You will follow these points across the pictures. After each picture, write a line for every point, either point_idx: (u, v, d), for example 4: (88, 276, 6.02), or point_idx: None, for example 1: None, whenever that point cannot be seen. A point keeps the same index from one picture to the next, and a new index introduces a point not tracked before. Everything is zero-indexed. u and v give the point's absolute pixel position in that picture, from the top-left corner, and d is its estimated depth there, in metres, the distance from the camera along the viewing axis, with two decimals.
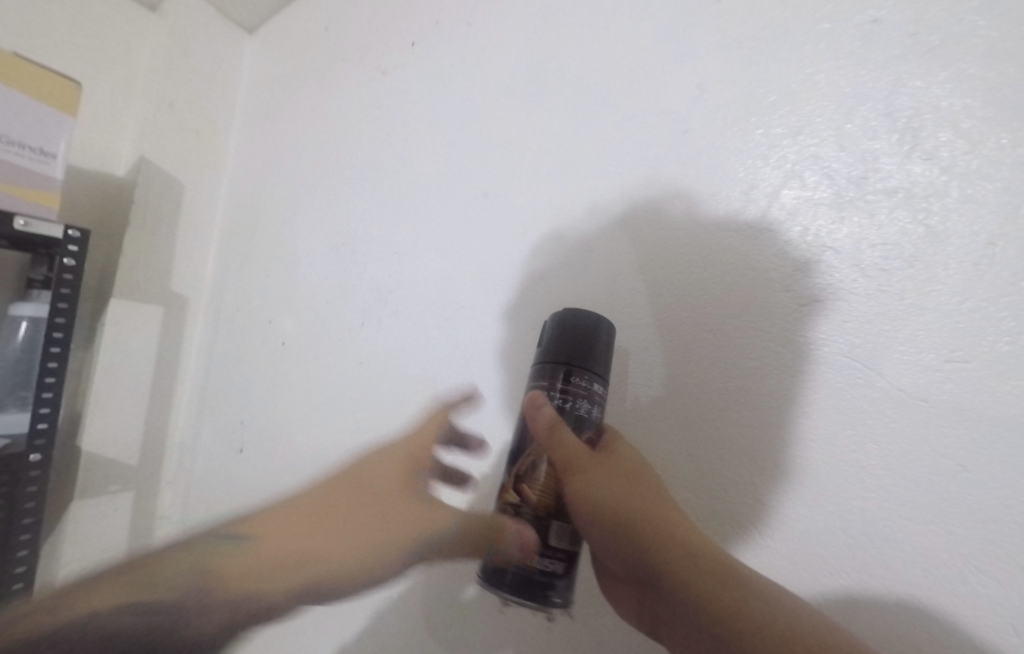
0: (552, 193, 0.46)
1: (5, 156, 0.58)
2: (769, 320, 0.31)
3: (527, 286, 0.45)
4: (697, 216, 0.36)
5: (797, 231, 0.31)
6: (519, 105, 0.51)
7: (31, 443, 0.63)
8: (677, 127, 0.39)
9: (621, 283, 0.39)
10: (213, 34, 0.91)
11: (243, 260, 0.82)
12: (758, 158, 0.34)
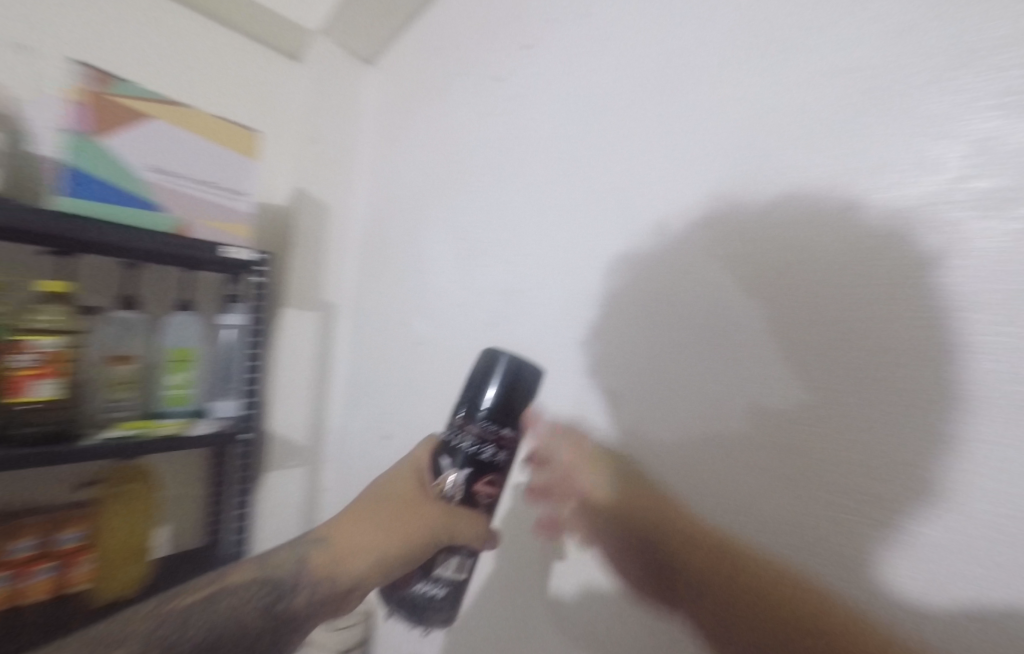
0: (675, 176, 0.41)
1: (214, 198, 0.72)
2: (906, 318, 0.25)
3: (653, 276, 0.41)
4: (860, 188, 0.28)
5: (976, 205, 0.23)
6: (637, 86, 0.46)
7: (243, 425, 0.78)
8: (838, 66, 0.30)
9: (739, 277, 0.35)
10: (343, 68, 1.02)
11: (378, 269, 0.92)
12: (950, 102, 0.25)
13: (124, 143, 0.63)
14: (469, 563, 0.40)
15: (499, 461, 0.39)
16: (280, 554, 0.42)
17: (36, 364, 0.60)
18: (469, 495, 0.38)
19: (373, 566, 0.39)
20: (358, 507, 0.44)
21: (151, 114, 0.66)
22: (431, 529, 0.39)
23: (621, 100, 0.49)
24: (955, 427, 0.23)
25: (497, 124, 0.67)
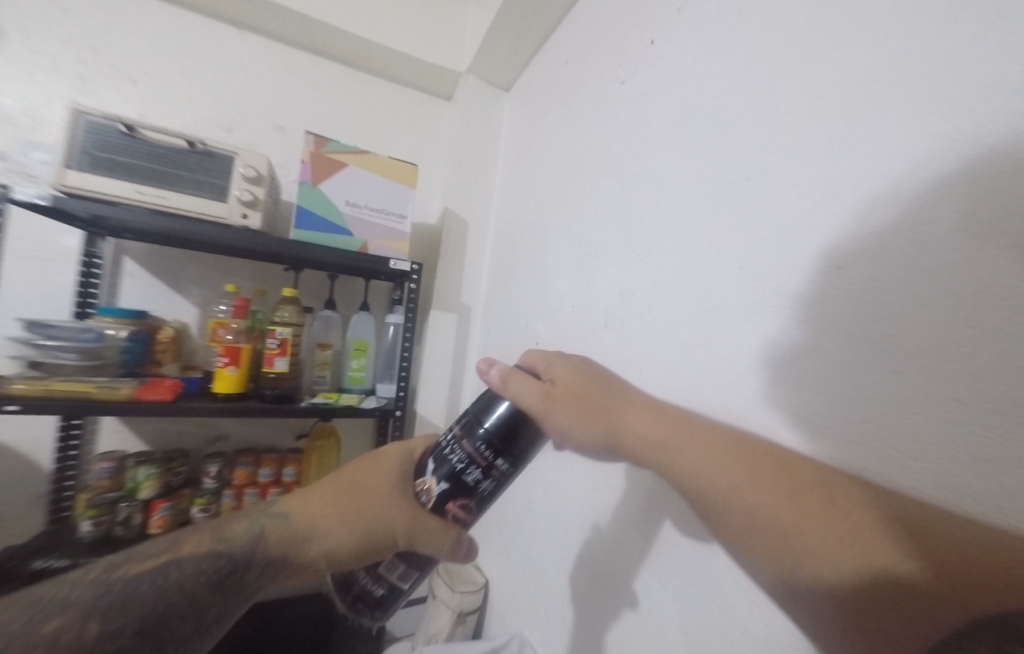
0: (802, 169, 0.39)
1: (386, 223, 0.92)
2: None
3: (781, 272, 0.40)
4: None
5: None
6: (766, 73, 0.44)
7: (396, 402, 0.95)
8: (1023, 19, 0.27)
9: (866, 281, 0.33)
10: (485, 98, 1.17)
11: (508, 274, 1.02)
12: None
13: (332, 188, 0.87)
14: (411, 575, 0.46)
15: (480, 488, 0.42)
16: (239, 529, 0.43)
17: (279, 346, 0.87)
18: (440, 504, 0.43)
19: (329, 546, 0.44)
20: (327, 487, 0.48)
21: (349, 164, 0.88)
22: (395, 529, 0.44)
23: (752, 82, 0.46)
24: None
25: (615, 131, 0.70)
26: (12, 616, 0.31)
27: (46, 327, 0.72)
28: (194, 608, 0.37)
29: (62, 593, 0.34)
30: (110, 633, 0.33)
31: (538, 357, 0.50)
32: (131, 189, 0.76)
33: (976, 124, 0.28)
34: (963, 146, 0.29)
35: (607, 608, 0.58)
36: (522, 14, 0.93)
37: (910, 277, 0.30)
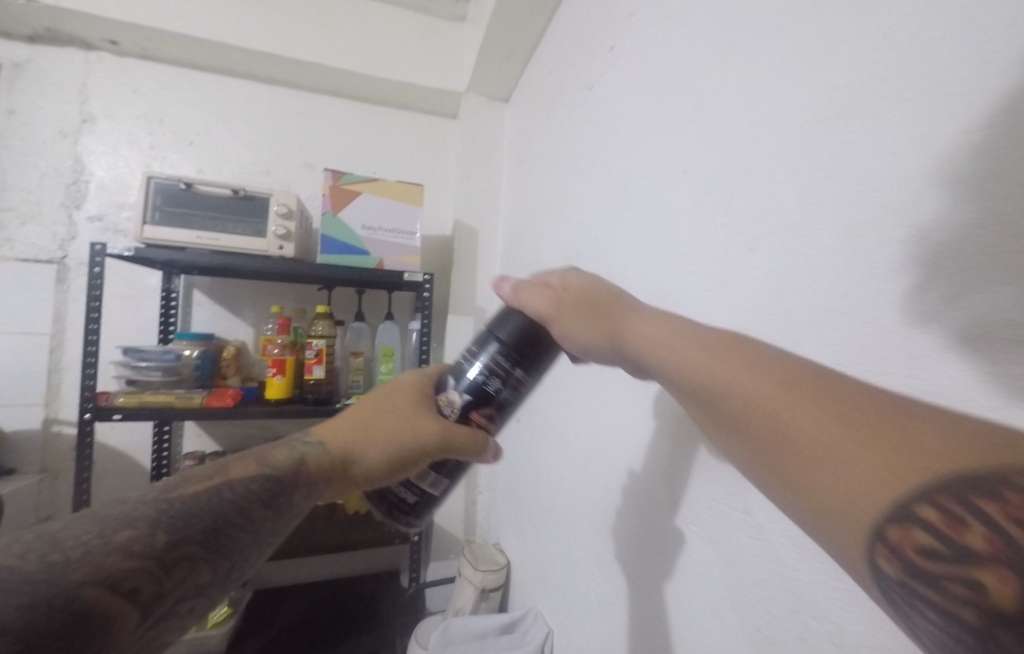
0: (725, 162, 0.42)
1: (400, 240, 1.02)
2: (851, 271, 0.30)
3: (708, 258, 0.44)
4: (872, 152, 0.29)
5: (902, 174, 0.27)
6: (698, 75, 0.48)
7: None
8: (857, 23, 0.30)
9: (756, 264, 0.38)
10: (488, 113, 1.25)
11: (515, 276, 1.09)
12: (917, 78, 0.26)
13: (350, 214, 0.99)
14: (443, 482, 0.44)
15: (500, 396, 0.41)
16: (280, 453, 0.39)
17: (315, 356, 1.00)
18: (464, 415, 0.42)
19: (365, 466, 0.41)
20: (357, 413, 0.44)
21: (363, 192, 1.00)
22: (427, 440, 0.40)
23: (685, 85, 0.50)
24: (887, 357, 0.27)
25: (589, 133, 0.75)
26: (80, 531, 0.28)
27: (138, 351, 0.90)
28: (249, 524, 0.34)
29: (124, 510, 0.30)
30: (177, 545, 0.30)
31: (547, 272, 0.42)
32: (193, 236, 0.92)
33: (827, 119, 0.32)
34: (816, 142, 0.33)
35: (593, 576, 0.62)
36: (507, 33, 1.00)
37: (779, 260, 0.35)
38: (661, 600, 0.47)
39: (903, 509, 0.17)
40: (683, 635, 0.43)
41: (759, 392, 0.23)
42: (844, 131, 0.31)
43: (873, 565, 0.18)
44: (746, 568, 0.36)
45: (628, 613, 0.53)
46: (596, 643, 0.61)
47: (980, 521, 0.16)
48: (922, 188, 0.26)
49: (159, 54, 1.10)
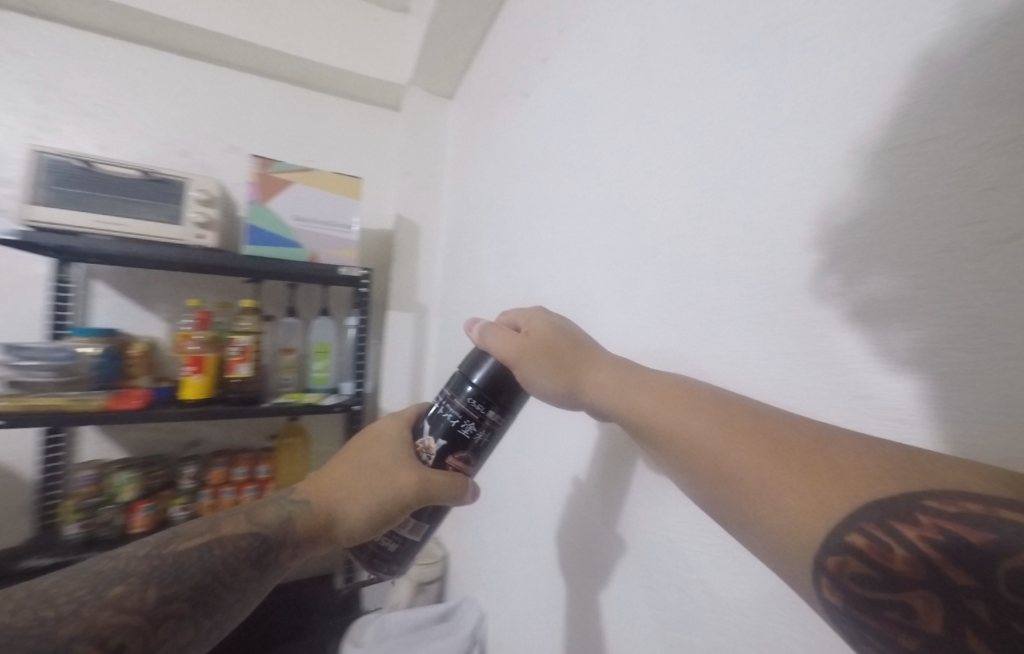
0: (646, 173, 0.47)
1: (334, 234, 0.99)
2: (738, 274, 0.35)
3: (630, 260, 0.48)
4: (758, 172, 0.34)
5: (780, 192, 0.32)
6: (620, 95, 0.52)
7: (355, 398, 1.03)
8: (751, 58, 0.35)
9: (664, 266, 0.43)
10: (430, 108, 1.23)
11: (455, 273, 1.10)
12: (792, 113, 0.31)
13: (280, 204, 0.94)
14: (423, 527, 0.44)
15: (476, 439, 0.40)
16: (268, 513, 0.40)
17: (241, 353, 0.95)
18: (440, 461, 0.41)
19: (347, 523, 0.42)
20: (339, 470, 0.46)
21: (294, 181, 0.95)
22: (403, 490, 0.41)
23: (611, 102, 0.54)
24: (763, 346, 0.33)
25: (529, 135, 0.77)
26: (72, 588, 0.28)
27: (23, 349, 0.81)
28: (238, 582, 0.34)
29: (118, 566, 0.31)
30: (164, 604, 0.30)
31: (518, 312, 0.43)
32: (93, 218, 0.83)
33: (726, 143, 0.37)
34: (716, 161, 0.38)
35: (528, 560, 0.65)
36: (450, 30, 1.00)
37: (683, 262, 0.41)
38: (587, 574, 0.51)
39: (840, 543, 0.19)
40: (606, 605, 0.47)
41: (711, 437, 0.26)
42: (738, 153, 0.36)
43: (822, 597, 0.20)
44: (655, 537, 0.41)
45: (559, 591, 0.56)
46: (530, 624, 0.64)
47: (899, 545, 0.17)
48: (791, 207, 0.31)
49: (50, 11, 0.97)
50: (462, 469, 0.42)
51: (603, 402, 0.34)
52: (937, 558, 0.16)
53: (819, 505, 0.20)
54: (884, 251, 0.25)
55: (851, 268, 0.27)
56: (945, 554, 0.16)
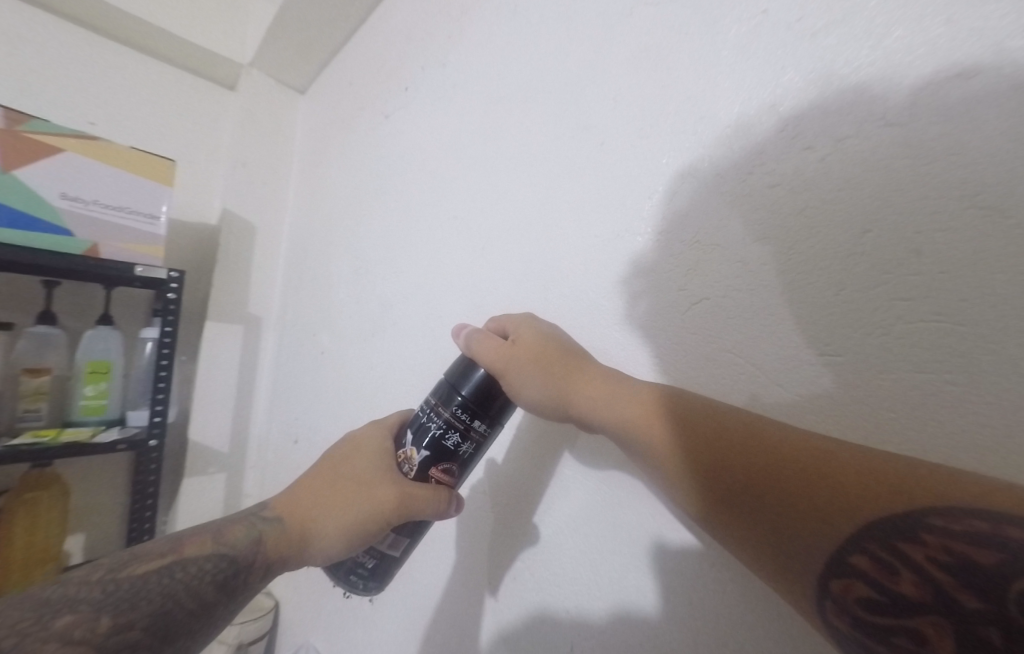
0: (512, 216, 0.52)
1: (127, 223, 0.77)
2: (573, 315, 0.42)
3: (494, 292, 0.52)
4: (592, 233, 0.42)
5: (603, 254, 0.41)
6: (485, 142, 0.57)
7: (150, 430, 0.82)
8: (595, 140, 0.44)
9: (517, 301, 0.48)
10: (274, 97, 1.09)
11: (299, 283, 0.98)
12: (616, 192, 0.40)
13: (35, 175, 0.68)
14: (404, 541, 0.40)
15: (461, 451, 0.37)
16: (243, 529, 0.36)
17: None
18: (419, 474, 0.38)
19: (322, 542, 0.37)
20: (315, 484, 0.41)
21: (66, 149, 0.72)
22: (380, 505, 0.37)
23: (477, 146, 0.59)
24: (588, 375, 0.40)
25: (393, 153, 0.76)
26: (13, 615, 0.25)
27: None
28: (201, 611, 0.31)
29: (68, 591, 0.28)
30: (117, 635, 0.26)
31: (507, 318, 0.41)
32: None
33: (570, 204, 0.45)
34: (562, 218, 0.46)
35: (386, 594, 0.62)
36: (306, 21, 0.92)
37: (534, 300, 0.47)
38: (455, 596, 0.52)
39: (847, 565, 0.20)
40: (476, 622, 0.49)
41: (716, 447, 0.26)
42: (578, 215, 0.44)
43: (827, 622, 0.21)
44: (525, 545, 0.45)
45: (425, 619, 0.56)
46: None
47: (908, 571, 0.18)
48: (607, 268, 0.40)
49: None
50: (445, 483, 0.38)
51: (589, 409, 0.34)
52: (946, 582, 0.17)
53: (829, 524, 0.21)
54: (667, 304, 0.35)
55: (650, 316, 0.36)
56: (957, 576, 0.17)
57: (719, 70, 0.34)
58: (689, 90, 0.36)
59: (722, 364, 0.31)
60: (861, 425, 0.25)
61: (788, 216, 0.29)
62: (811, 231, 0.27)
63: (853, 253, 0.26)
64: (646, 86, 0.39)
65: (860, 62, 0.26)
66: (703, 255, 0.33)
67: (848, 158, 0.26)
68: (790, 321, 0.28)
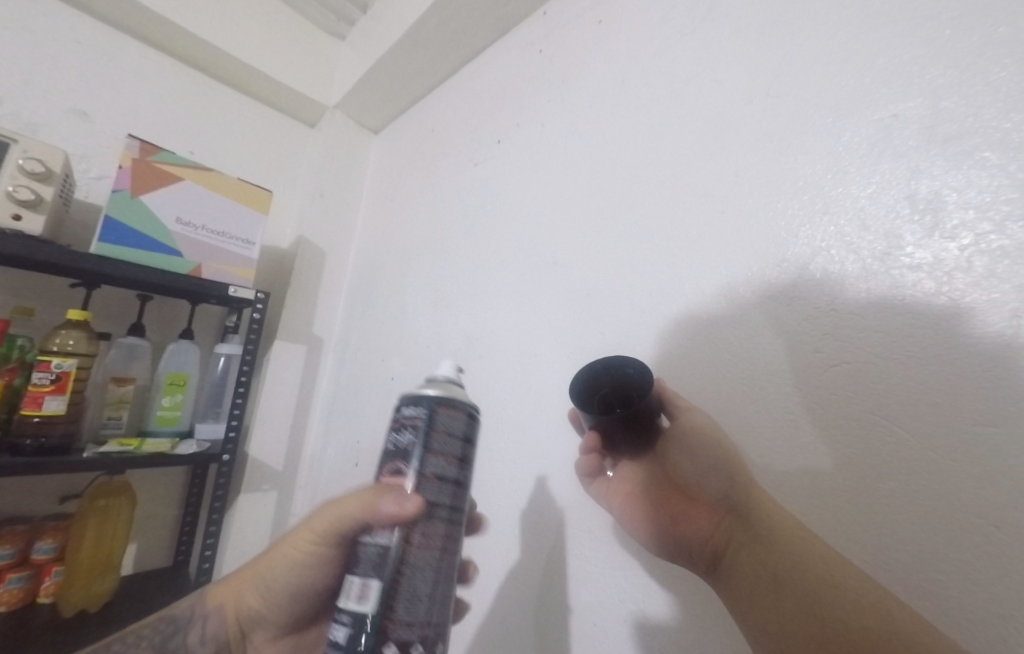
0: (620, 269, 0.57)
1: (227, 246, 0.83)
2: (695, 365, 0.46)
3: (600, 333, 0.56)
4: (719, 290, 0.46)
5: (730, 309, 0.45)
6: (589, 198, 0.64)
7: (225, 445, 0.85)
8: (714, 208, 0.50)
9: (631, 344, 0.53)
10: (353, 136, 1.18)
11: (365, 309, 1.03)
12: (746, 257, 0.45)
13: (158, 200, 0.75)
14: (371, 585, 0.28)
15: (403, 442, 0.31)
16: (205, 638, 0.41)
17: (54, 383, 0.68)
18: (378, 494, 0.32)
19: (285, 586, 0.40)
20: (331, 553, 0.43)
21: (185, 177, 0.78)
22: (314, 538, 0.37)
23: (578, 201, 0.65)
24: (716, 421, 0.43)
25: (481, 199, 0.82)
26: None
27: None
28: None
29: None
30: None
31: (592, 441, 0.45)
32: None
33: (690, 262, 0.50)
34: (681, 274, 0.50)
35: (458, 630, 0.62)
36: (396, 73, 1.01)
37: (650, 345, 0.51)
38: (544, 639, 0.51)
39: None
40: None
41: (756, 547, 0.33)
42: (700, 272, 0.49)
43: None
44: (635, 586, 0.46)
45: None
46: None
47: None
48: (736, 324, 0.44)
49: None
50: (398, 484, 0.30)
51: (657, 491, 0.41)
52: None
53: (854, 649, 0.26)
54: (796, 365, 0.39)
55: (781, 372, 0.40)
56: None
57: (848, 163, 0.40)
58: (818, 179, 0.42)
59: (860, 423, 0.34)
60: (1009, 492, 0.27)
61: (931, 299, 0.33)
62: (957, 314, 0.31)
63: (1008, 337, 0.29)
64: (770, 172, 0.45)
65: (995, 170, 0.32)
66: (844, 322, 0.37)
67: (990, 255, 0.31)
68: (943, 389, 0.31)
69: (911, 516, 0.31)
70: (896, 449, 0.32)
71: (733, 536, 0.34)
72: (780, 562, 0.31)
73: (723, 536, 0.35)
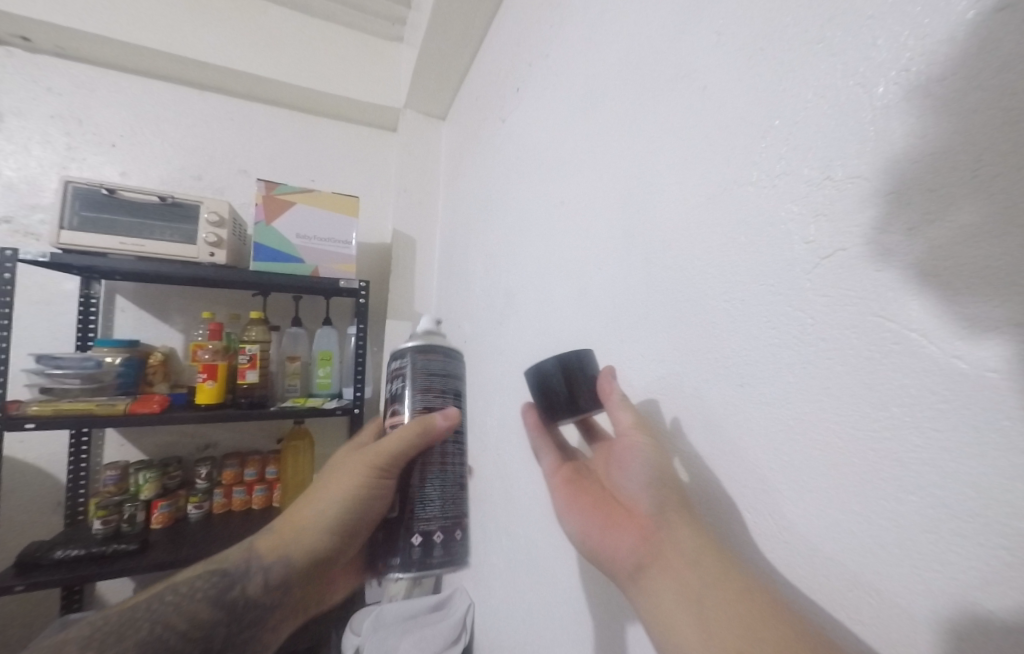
0: (604, 195, 0.53)
1: (335, 249, 1.06)
2: (658, 285, 0.42)
3: (591, 270, 0.54)
4: (678, 195, 0.40)
5: (688, 211, 0.39)
6: (581, 127, 0.60)
7: (355, 401, 1.09)
8: (680, 90, 0.41)
9: (611, 272, 0.50)
10: (425, 129, 1.31)
11: (448, 283, 1.17)
12: (704, 143, 0.37)
13: (282, 224, 1.01)
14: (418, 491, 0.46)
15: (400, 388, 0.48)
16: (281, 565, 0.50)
17: (249, 361, 1.01)
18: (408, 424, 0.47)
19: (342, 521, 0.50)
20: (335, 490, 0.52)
21: (297, 202, 1.02)
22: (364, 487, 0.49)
23: (575, 133, 0.62)
24: (678, 341, 0.39)
25: (511, 157, 0.84)
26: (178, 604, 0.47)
27: (54, 358, 0.87)
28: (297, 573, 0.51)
29: (196, 596, 0.48)
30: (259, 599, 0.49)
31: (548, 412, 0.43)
32: (116, 241, 0.89)
33: (658, 167, 0.43)
34: (650, 185, 0.44)
35: (512, 551, 0.70)
36: (438, 57, 1.08)
37: (625, 269, 0.47)
38: (562, 561, 0.55)
39: None
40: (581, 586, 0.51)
41: (681, 569, 0.30)
42: (666, 176, 0.42)
43: None
44: None
45: (541, 580, 0.60)
46: (512, 608, 0.68)
47: None
48: (692, 229, 0.38)
49: (79, 54, 1.07)
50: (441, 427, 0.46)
51: (598, 494, 0.39)
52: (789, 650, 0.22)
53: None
54: (753, 265, 0.32)
55: (732, 275, 0.34)
56: None
57: None
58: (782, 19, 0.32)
59: (830, 317, 0.26)
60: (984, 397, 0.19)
61: (913, 133, 0.23)
62: (953, 159, 0.22)
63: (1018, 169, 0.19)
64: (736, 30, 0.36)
65: None
66: (806, 192, 0.28)
67: (996, 37, 0.20)
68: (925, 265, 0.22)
69: (866, 433, 0.24)
70: (857, 353, 0.25)
71: (659, 549, 0.32)
72: (705, 591, 0.29)
73: (648, 552, 0.32)
